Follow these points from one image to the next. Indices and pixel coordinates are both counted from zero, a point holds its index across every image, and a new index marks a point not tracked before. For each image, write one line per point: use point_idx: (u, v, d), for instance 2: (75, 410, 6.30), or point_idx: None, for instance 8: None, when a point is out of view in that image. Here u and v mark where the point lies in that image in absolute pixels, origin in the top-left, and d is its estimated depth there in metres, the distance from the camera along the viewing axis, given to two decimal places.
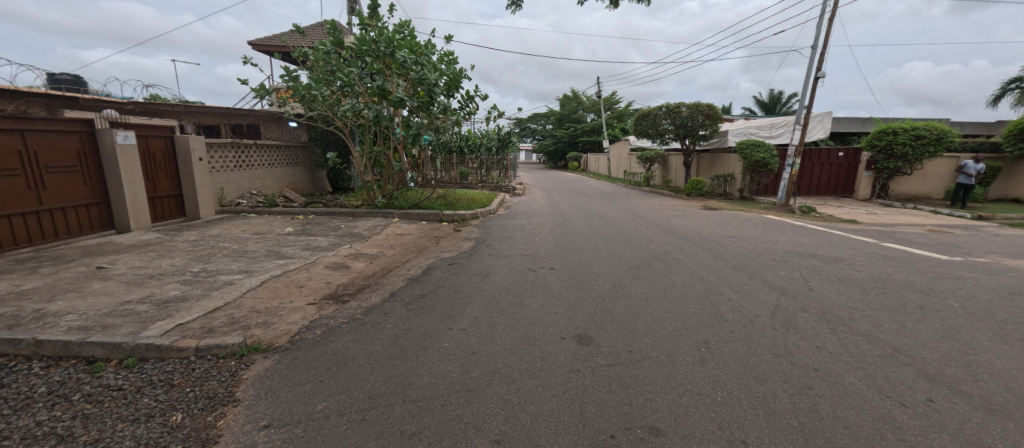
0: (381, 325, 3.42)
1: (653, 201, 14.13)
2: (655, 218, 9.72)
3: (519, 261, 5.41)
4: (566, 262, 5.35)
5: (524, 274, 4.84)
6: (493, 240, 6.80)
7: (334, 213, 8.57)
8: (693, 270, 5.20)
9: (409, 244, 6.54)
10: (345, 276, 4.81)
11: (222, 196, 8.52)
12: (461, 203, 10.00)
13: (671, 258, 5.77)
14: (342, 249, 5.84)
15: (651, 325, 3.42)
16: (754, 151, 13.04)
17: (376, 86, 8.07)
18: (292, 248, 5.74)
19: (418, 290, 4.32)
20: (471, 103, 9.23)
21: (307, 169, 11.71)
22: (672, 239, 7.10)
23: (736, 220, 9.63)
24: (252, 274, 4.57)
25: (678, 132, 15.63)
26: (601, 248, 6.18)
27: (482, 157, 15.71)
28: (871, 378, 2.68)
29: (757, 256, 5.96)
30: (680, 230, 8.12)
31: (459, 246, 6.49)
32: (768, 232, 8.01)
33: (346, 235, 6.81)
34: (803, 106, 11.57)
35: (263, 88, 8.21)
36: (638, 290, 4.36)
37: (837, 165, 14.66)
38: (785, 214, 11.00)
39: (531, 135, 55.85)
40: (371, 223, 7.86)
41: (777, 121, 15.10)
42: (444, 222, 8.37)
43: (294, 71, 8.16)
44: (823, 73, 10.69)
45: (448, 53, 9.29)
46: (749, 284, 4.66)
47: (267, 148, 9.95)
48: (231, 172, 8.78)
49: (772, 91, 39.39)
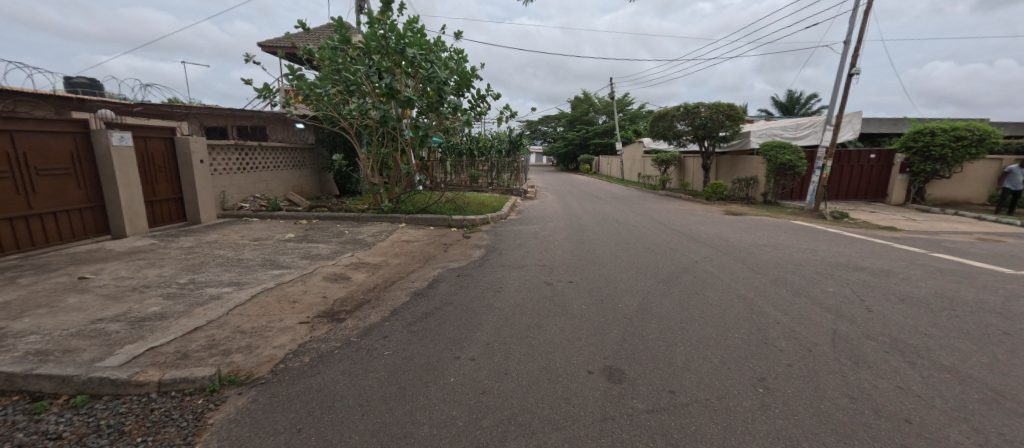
0: (378, 351, 2.97)
1: (671, 205, 13.52)
2: (676, 224, 9.15)
3: (534, 273, 4.93)
4: (585, 274, 4.85)
5: (540, 289, 4.37)
6: (505, 248, 6.34)
7: (338, 217, 8.22)
8: (728, 284, 4.66)
9: (416, 251, 6.12)
10: (344, 289, 4.39)
11: (224, 200, 8.21)
12: (471, 207, 9.56)
13: (701, 270, 5.23)
14: (343, 258, 5.44)
15: (692, 356, 2.91)
16: (779, 153, 12.37)
17: (384, 85, 7.68)
18: (290, 257, 5.35)
19: (422, 307, 3.88)
20: (482, 103, 8.81)
21: (313, 172, 11.39)
22: (699, 248, 6.54)
23: (764, 227, 9.00)
24: (242, 287, 4.18)
25: (696, 133, 14.99)
26: (623, 258, 5.67)
27: (493, 160, 15.35)
28: (982, 435, 2.13)
29: (798, 269, 5.39)
30: (705, 237, 7.57)
31: (468, 254, 6.03)
32: (803, 241, 7.40)
33: (349, 241, 6.41)
34: (835, 105, 10.87)
35: (267, 88, 7.90)
36: (670, 309, 3.85)
37: (868, 168, 13.85)
38: (815, 220, 10.32)
39: (542, 138, 55.35)
40: (376, 228, 7.46)
41: (803, 122, 14.35)
42: (453, 227, 7.96)
43: (298, 70, 7.82)
44: (858, 69, 10.01)
45: (460, 51, 8.91)
46: (796, 304, 4.10)
47: (272, 150, 9.64)
48: (235, 174, 8.50)
49: (791, 93, 38.30)
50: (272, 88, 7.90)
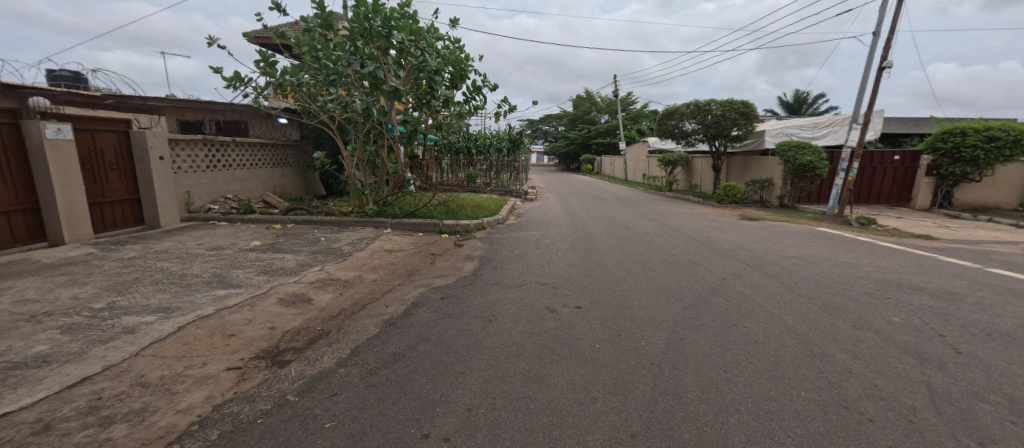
0: (318, 422, 2.13)
1: (682, 208, 12.68)
2: (690, 231, 8.32)
3: (535, 295, 4.10)
4: (596, 298, 4.01)
5: (542, 318, 3.53)
6: (501, 260, 5.50)
7: (317, 221, 7.38)
8: (772, 312, 3.81)
9: (398, 264, 5.28)
10: (300, 316, 3.55)
11: (189, 201, 7.37)
12: (465, 210, 8.71)
13: (732, 292, 4.39)
14: (308, 273, 4.59)
15: (754, 434, 2.07)
16: (799, 153, 11.53)
17: (368, 73, 6.81)
18: (246, 271, 4.51)
19: (391, 345, 3.03)
20: (478, 95, 7.97)
21: (297, 171, 10.54)
22: (725, 262, 5.68)
23: (788, 235, 8.17)
24: (170, 314, 3.36)
25: (707, 133, 14.15)
26: (639, 276, 4.82)
27: (491, 159, 14.51)
28: None
29: (846, 291, 4.55)
30: (726, 247, 6.75)
31: (458, 268, 5.18)
32: (837, 252, 6.55)
33: (322, 251, 5.57)
34: (862, 102, 10.06)
35: (237, 76, 7.01)
36: (707, 350, 3.01)
37: (892, 170, 12.98)
38: (841, 227, 9.46)
39: (543, 137, 54.53)
40: (357, 235, 6.63)
41: (821, 120, 13.44)
42: (444, 234, 7.15)
43: (271, 55, 6.73)
44: (890, 62, 9.17)
45: (455, 40, 8.10)
46: (863, 341, 3.27)
47: (248, 147, 8.80)
48: (203, 173, 7.65)
49: (797, 93, 37.34)
50: (244, 77, 7.00)
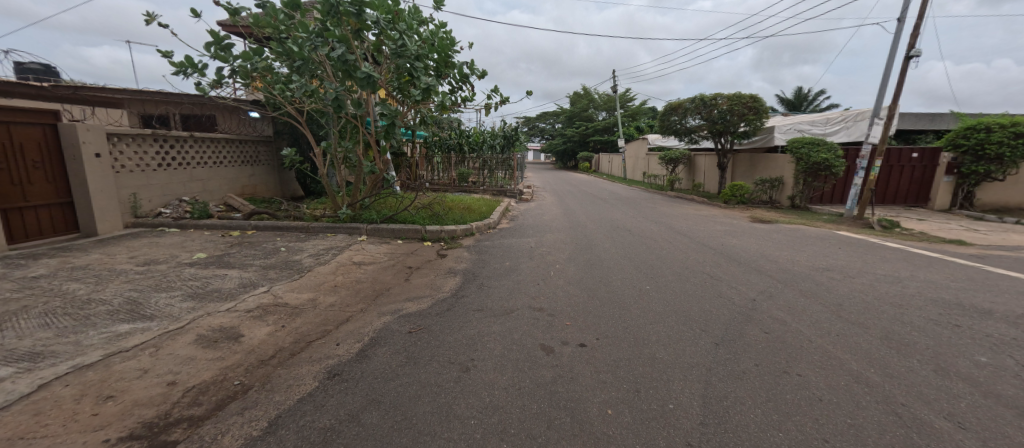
0: None
1: (688, 209, 11.88)
2: (702, 236, 7.51)
3: (527, 327, 3.27)
4: (604, 332, 3.19)
5: (535, 365, 2.69)
6: (488, 276, 4.65)
7: (282, 227, 6.51)
8: (827, 351, 3.00)
9: (365, 282, 4.40)
10: (217, 363, 2.70)
11: (136, 204, 6.47)
12: (452, 213, 7.82)
13: (769, 320, 3.56)
14: (249, 297, 3.72)
15: None
16: (812, 150, 10.80)
17: (336, 56, 5.87)
18: (169, 295, 3.63)
19: (324, 415, 2.17)
20: (466, 85, 7.12)
21: (272, 170, 9.63)
22: (750, 277, 4.86)
23: (810, 240, 7.37)
24: (35, 366, 2.49)
25: (712, 129, 13.39)
26: (653, 297, 3.99)
27: (485, 156, 13.65)
28: None
29: (903, 318, 3.75)
30: (747, 257, 5.95)
31: (436, 287, 4.31)
32: (873, 263, 5.74)
33: (276, 265, 4.70)
34: (884, 95, 9.30)
35: (187, 62, 6.07)
36: (762, 419, 2.18)
37: (909, 169, 12.18)
38: (863, 230, 8.68)
39: (540, 134, 53.72)
40: (325, 244, 5.77)
41: (834, 115, 12.62)
42: (426, 241, 6.31)
43: (225, 37, 5.81)
44: (918, 51, 8.40)
45: (441, 23, 7.26)
46: (960, 398, 2.46)
47: (210, 143, 7.90)
48: (153, 173, 6.75)
49: (799, 90, 36.56)
50: (195, 63, 6.06)
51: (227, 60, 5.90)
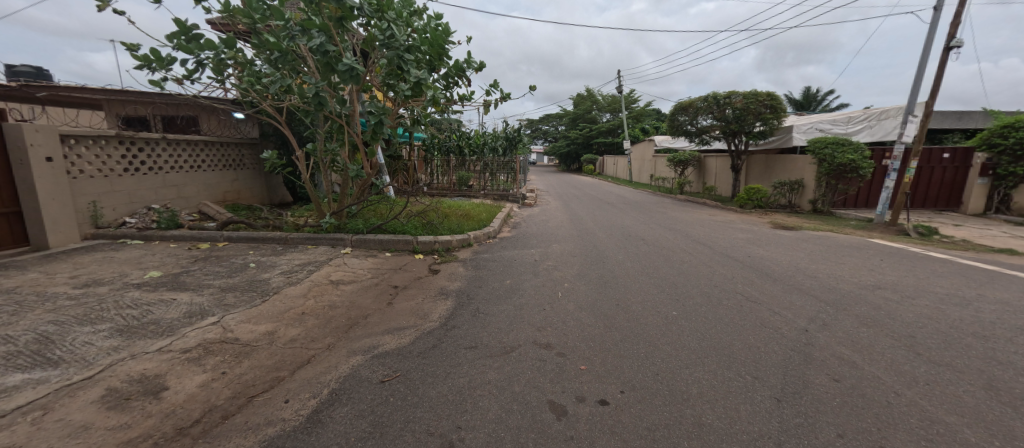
0: None
1: (702, 214, 11.15)
2: (725, 246, 6.77)
3: (531, 375, 2.56)
4: (630, 381, 2.50)
5: (543, 438, 1.99)
6: (486, 299, 3.97)
7: (258, 237, 5.85)
8: (927, 413, 2.27)
9: (340, 308, 3.72)
10: (117, 435, 2.01)
11: (97, 214, 5.85)
12: (448, 221, 7.12)
13: (834, 360, 2.85)
14: (192, 331, 3.05)
15: None
16: (836, 151, 10.06)
17: (316, 47, 5.20)
18: (93, 331, 2.96)
19: None
20: (462, 79, 6.47)
21: (257, 174, 9.00)
22: (794, 300, 4.13)
23: (847, 250, 6.61)
24: None
25: (726, 128, 12.69)
26: (684, 329, 3.29)
27: (486, 159, 12.97)
28: None
29: (999, 356, 3.02)
30: (782, 272, 5.22)
31: (423, 314, 3.63)
32: (928, 279, 5.00)
33: (238, 286, 4.03)
34: (917, 91, 8.55)
35: (152, 56, 5.41)
36: None
37: (940, 170, 11.36)
38: (899, 238, 7.91)
39: (542, 137, 53.00)
40: (302, 258, 5.11)
41: (856, 114, 11.83)
42: (417, 254, 5.64)
43: (193, 26, 5.18)
44: (959, 41, 7.68)
45: (435, 14, 6.63)
46: None
47: (187, 145, 7.27)
48: (119, 178, 6.13)
49: (807, 90, 35.66)
50: (160, 56, 5.41)
51: (196, 53, 5.26)
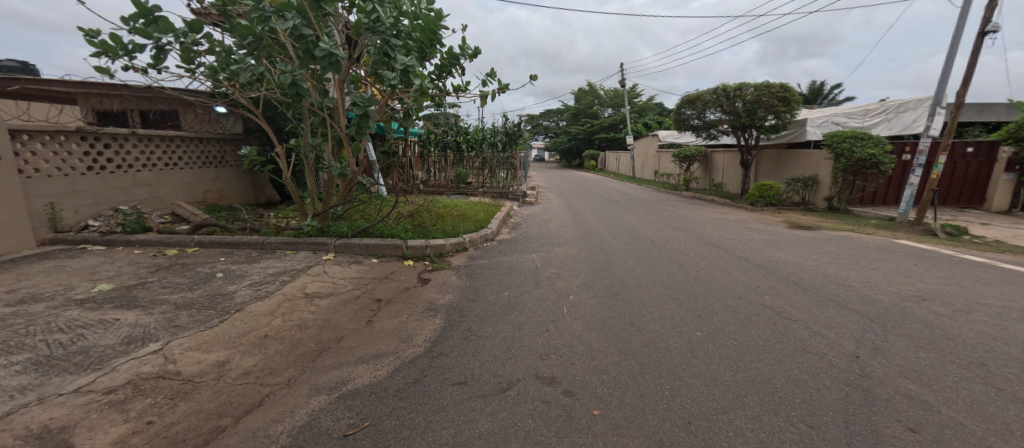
0: None
1: (711, 212, 10.62)
2: (744, 249, 6.23)
3: (532, 425, 2.05)
4: (657, 436, 1.97)
5: None
6: (482, 316, 3.45)
7: (232, 241, 5.34)
8: None
9: (310, 329, 3.21)
10: None
11: (57, 217, 5.34)
12: (443, 223, 6.59)
13: (901, 400, 2.33)
14: (126, 363, 2.55)
15: None
16: (854, 145, 9.48)
17: (290, 30, 4.64)
18: (4, 364, 2.46)
19: None
20: (457, 68, 5.90)
21: (241, 172, 8.48)
22: (833, 315, 3.61)
23: (876, 253, 6.07)
24: None
25: (736, 122, 12.07)
26: (715, 357, 2.76)
27: (485, 155, 12.39)
28: None
29: None
30: (812, 280, 4.68)
31: (407, 336, 3.11)
32: (978, 288, 4.46)
33: (197, 303, 3.52)
34: (946, 81, 7.97)
35: (110, 42, 4.88)
36: None
37: (963, 165, 10.77)
38: (928, 239, 7.37)
39: (543, 132, 52.30)
40: (277, 266, 4.59)
41: (873, 106, 11.24)
42: (406, 260, 5.12)
43: (153, 8, 4.65)
44: (995, 25, 7.10)
45: None
46: None
47: (160, 141, 6.75)
48: (82, 178, 5.62)
49: (814, 83, 34.88)
50: (119, 42, 4.87)
51: (158, 38, 4.73)
